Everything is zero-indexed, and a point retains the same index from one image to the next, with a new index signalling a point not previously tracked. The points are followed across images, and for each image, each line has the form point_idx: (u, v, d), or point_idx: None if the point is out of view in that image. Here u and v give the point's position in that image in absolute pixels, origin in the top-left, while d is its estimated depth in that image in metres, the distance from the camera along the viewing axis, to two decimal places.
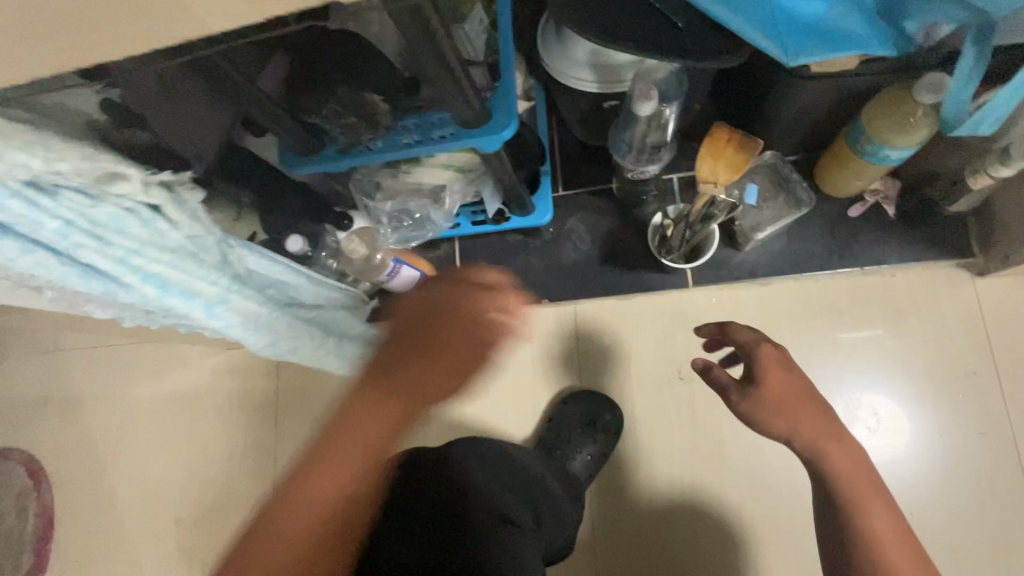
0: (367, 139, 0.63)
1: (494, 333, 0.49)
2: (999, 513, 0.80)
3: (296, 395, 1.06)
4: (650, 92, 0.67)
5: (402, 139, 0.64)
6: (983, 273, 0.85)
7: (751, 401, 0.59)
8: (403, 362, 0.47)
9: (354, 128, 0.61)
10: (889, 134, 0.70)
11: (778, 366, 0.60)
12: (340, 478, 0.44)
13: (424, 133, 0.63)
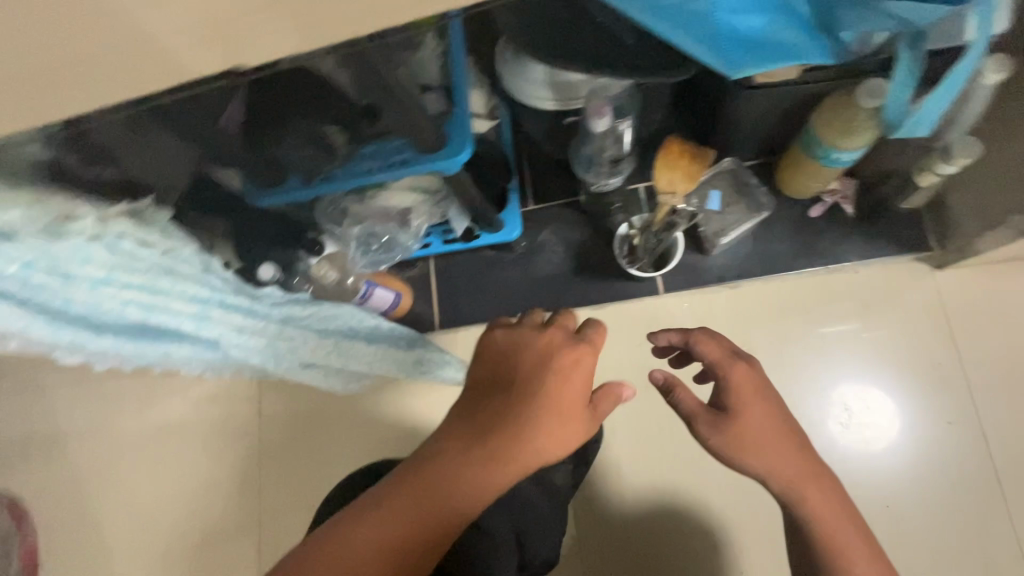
0: (330, 168, 0.65)
1: (581, 366, 0.54)
2: (972, 500, 0.81)
3: (280, 420, 1.06)
4: (603, 109, 0.69)
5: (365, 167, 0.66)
6: (942, 266, 0.87)
7: (718, 425, 0.62)
8: (491, 397, 0.53)
9: (315, 158, 0.62)
10: (837, 138, 0.73)
11: (753, 392, 0.63)
12: (427, 499, 0.50)
13: (384, 160, 0.65)
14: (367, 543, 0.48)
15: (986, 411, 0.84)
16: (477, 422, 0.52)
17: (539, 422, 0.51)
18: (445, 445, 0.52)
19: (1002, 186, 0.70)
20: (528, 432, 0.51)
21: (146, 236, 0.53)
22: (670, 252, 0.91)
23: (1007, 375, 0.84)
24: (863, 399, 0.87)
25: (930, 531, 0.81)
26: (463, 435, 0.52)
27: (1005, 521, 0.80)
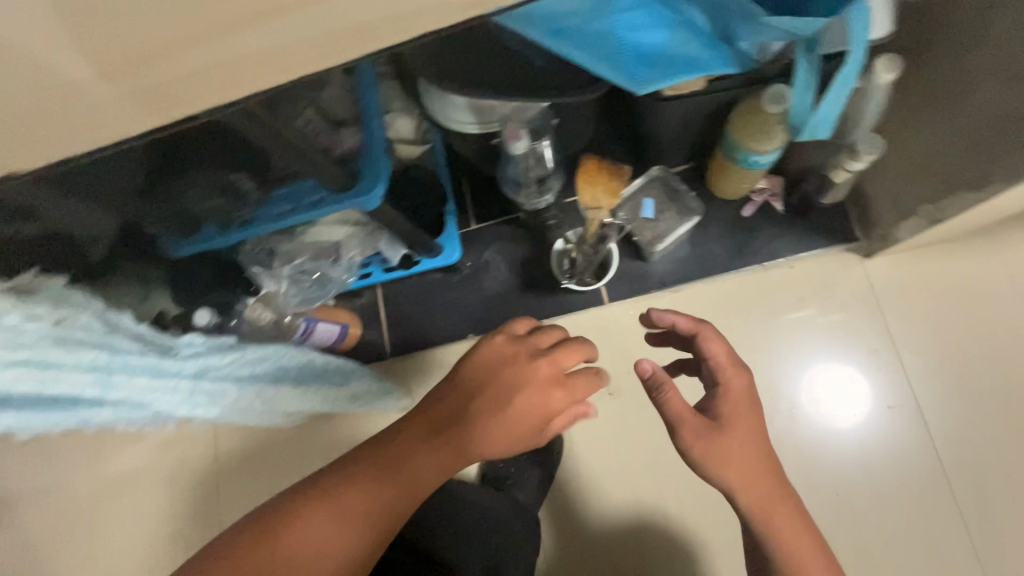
0: (240, 214, 0.63)
1: (572, 387, 0.56)
2: (919, 479, 0.84)
3: (232, 469, 1.02)
4: (519, 133, 0.69)
5: (276, 210, 0.64)
6: (870, 254, 0.90)
7: (701, 438, 0.60)
8: (467, 409, 0.55)
9: (221, 206, 0.61)
10: (754, 142, 0.74)
11: (746, 403, 0.62)
12: (376, 498, 0.52)
13: (296, 203, 0.63)
14: (314, 546, 0.50)
15: (923, 392, 0.86)
16: (432, 426, 0.55)
17: (502, 430, 0.54)
18: (399, 434, 0.56)
19: (907, 178, 0.72)
20: (483, 427, 0.54)
21: (34, 309, 0.51)
22: (608, 260, 0.92)
23: (941, 355, 0.87)
24: (814, 387, 0.88)
25: (881, 515, 0.84)
26: (426, 440, 0.54)
27: (948, 497, 0.83)
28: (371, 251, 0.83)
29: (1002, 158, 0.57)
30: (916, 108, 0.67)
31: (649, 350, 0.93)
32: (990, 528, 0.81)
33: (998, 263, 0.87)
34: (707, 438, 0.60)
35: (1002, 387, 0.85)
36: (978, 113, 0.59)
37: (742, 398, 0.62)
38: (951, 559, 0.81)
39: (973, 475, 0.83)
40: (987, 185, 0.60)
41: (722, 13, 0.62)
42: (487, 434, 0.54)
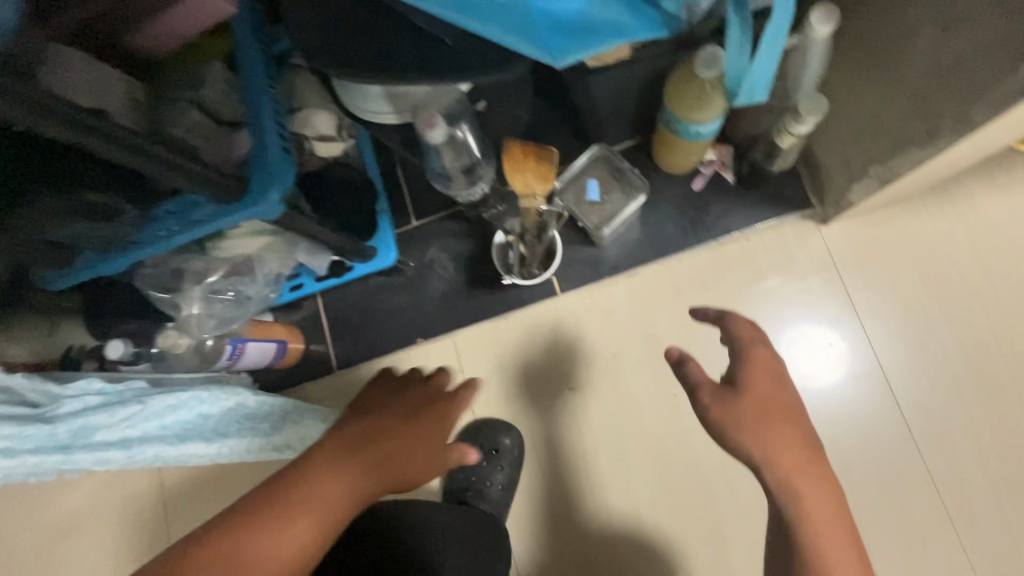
0: (120, 239, 0.56)
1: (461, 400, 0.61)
2: (896, 447, 0.81)
3: (167, 516, 0.90)
4: (434, 120, 0.63)
5: (162, 231, 0.56)
6: (826, 221, 0.86)
7: (723, 406, 0.53)
8: (383, 431, 0.52)
9: (94, 233, 0.53)
10: (692, 113, 0.69)
11: (769, 381, 0.55)
12: (291, 533, 0.44)
13: (184, 220, 0.56)
14: None
15: (889, 359, 0.83)
16: (359, 443, 0.50)
17: (418, 454, 0.52)
18: (322, 454, 0.49)
19: (856, 138, 0.68)
20: (404, 446, 0.52)
21: None
22: (552, 249, 0.87)
23: (906, 319, 0.84)
24: (799, 354, 0.84)
25: (855, 490, 0.81)
26: (352, 461, 0.48)
27: (921, 465, 0.80)
28: (292, 265, 0.78)
29: (948, 110, 0.53)
30: (856, 64, 0.63)
31: (608, 340, 0.88)
32: (965, 494, 0.79)
33: (959, 219, 0.84)
34: (728, 404, 0.53)
35: (971, 347, 0.82)
36: (919, 64, 0.54)
37: (770, 366, 0.55)
38: (927, 529, 0.79)
39: (944, 441, 0.80)
40: (935, 141, 0.55)
41: None
42: (404, 451, 0.52)
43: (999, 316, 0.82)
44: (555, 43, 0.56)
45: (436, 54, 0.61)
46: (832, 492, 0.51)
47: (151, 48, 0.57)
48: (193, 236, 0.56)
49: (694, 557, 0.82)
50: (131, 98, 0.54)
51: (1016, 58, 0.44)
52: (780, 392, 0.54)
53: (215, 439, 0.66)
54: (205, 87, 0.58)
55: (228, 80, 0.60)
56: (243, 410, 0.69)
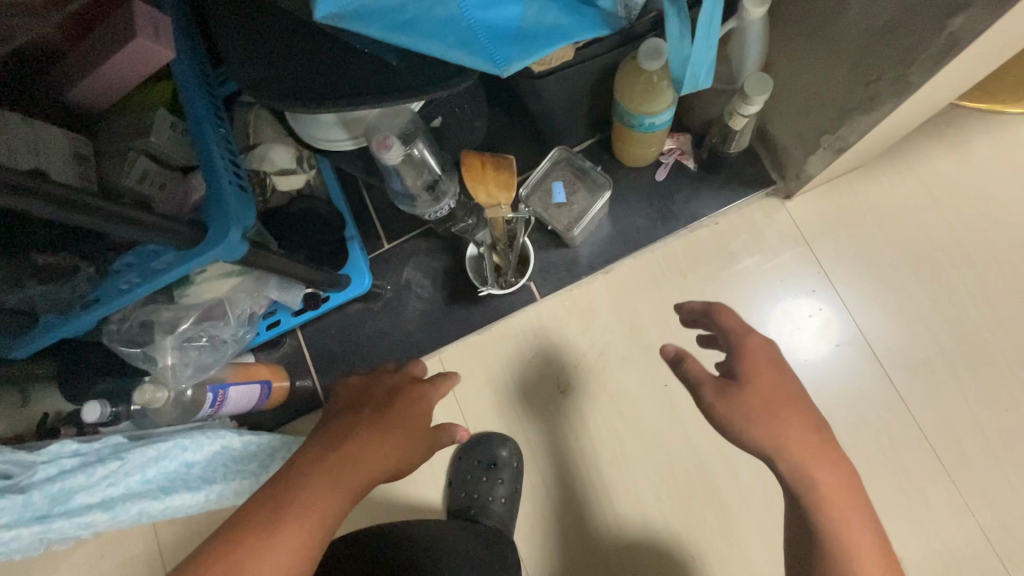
0: (79, 297, 0.54)
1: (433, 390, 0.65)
2: (885, 408, 0.82)
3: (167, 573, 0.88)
4: (388, 142, 0.63)
5: (124, 283, 0.55)
6: (790, 195, 0.87)
7: (727, 403, 0.52)
8: (357, 427, 0.55)
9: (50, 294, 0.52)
10: (644, 105, 0.70)
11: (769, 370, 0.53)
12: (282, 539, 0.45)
13: (144, 270, 0.55)
14: None
15: (868, 323, 0.84)
16: (331, 444, 0.53)
17: (394, 441, 0.55)
18: (301, 462, 0.51)
19: (805, 111, 0.69)
20: (376, 436, 0.54)
21: None
22: (525, 255, 0.87)
23: (880, 282, 0.85)
24: (782, 330, 0.85)
25: (851, 457, 0.81)
26: (328, 462, 0.50)
27: (912, 424, 0.81)
28: (266, 303, 0.77)
29: (886, 73, 0.54)
30: (794, 41, 0.64)
31: (592, 338, 0.88)
32: (958, 447, 0.80)
33: (917, 179, 0.85)
34: (729, 396, 0.52)
35: (945, 303, 0.83)
36: (853, 33, 0.55)
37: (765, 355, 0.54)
38: (926, 486, 0.79)
39: (930, 397, 0.82)
40: (878, 106, 0.57)
41: None
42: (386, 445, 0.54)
43: (967, 269, 0.83)
44: (496, 51, 0.57)
45: (382, 76, 0.61)
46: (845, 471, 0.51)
47: (93, 103, 0.56)
48: (154, 286, 0.55)
49: (703, 545, 0.81)
50: (75, 153, 0.53)
51: (940, 15, 0.45)
52: (780, 382, 0.53)
53: (203, 486, 0.65)
54: (152, 134, 0.57)
55: (176, 124, 0.59)
56: (228, 453, 0.67)
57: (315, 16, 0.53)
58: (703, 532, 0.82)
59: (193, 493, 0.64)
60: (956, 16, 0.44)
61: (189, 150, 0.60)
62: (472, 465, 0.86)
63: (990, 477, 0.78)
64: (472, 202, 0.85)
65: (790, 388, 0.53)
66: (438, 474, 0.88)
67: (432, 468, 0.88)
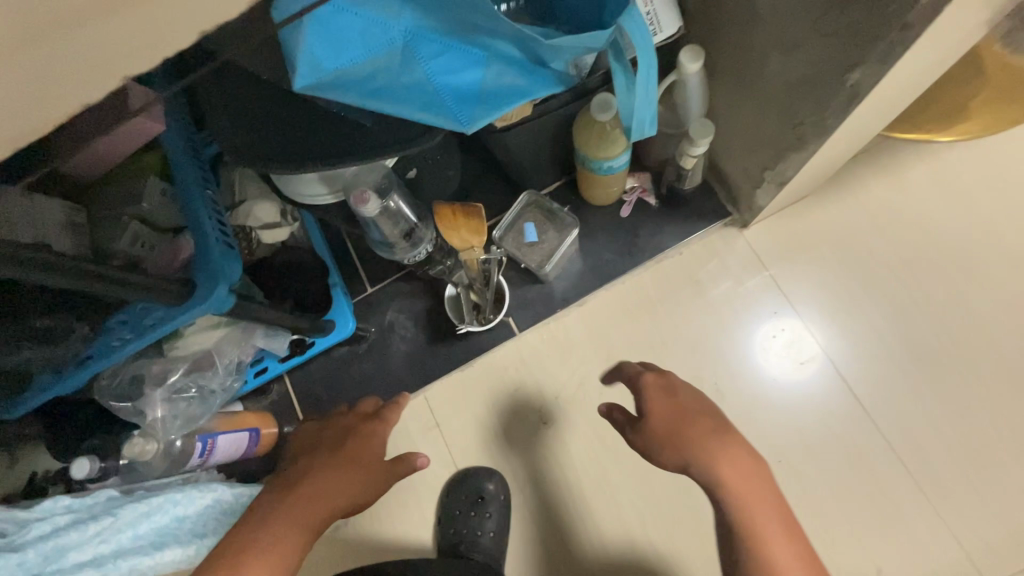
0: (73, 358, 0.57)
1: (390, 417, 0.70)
2: (849, 422, 0.87)
3: None
4: (367, 197, 0.69)
5: (114, 341, 0.58)
6: (746, 225, 0.93)
7: (642, 434, 0.58)
8: (313, 467, 0.61)
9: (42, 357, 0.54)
10: (601, 151, 0.77)
11: (659, 393, 0.60)
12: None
13: (136, 327, 0.58)
14: None
15: (828, 350, 0.89)
16: (285, 488, 0.58)
17: (350, 473, 0.61)
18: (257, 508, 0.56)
19: (747, 150, 0.75)
20: (332, 471, 0.60)
21: None
22: (501, 292, 0.91)
23: (834, 304, 0.91)
24: (749, 355, 0.90)
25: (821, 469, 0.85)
26: (285, 502, 0.55)
27: (876, 437, 0.86)
28: (253, 351, 0.80)
29: (807, 119, 0.60)
30: (730, 90, 0.71)
31: (571, 369, 0.92)
32: (921, 456, 0.84)
33: (859, 204, 0.92)
34: (641, 426, 0.59)
35: (896, 319, 0.89)
36: (778, 82, 0.62)
37: (658, 390, 0.60)
38: (894, 496, 0.83)
39: (889, 409, 0.86)
40: (806, 145, 0.63)
41: (527, 44, 0.61)
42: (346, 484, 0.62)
43: (914, 285, 0.89)
44: (461, 111, 0.64)
45: (358, 138, 0.67)
46: (752, 468, 0.55)
47: (87, 172, 0.60)
48: (143, 344, 0.58)
49: (689, 566, 0.84)
50: (70, 222, 0.57)
51: (843, 70, 0.52)
52: (672, 402, 0.59)
53: (193, 540, 0.65)
54: (144, 200, 0.62)
55: (166, 189, 0.64)
56: (218, 506, 0.69)
57: (295, 86, 0.57)
58: (689, 553, 0.84)
59: (183, 548, 0.65)
60: (855, 71, 0.50)
61: (177, 213, 0.64)
62: (459, 501, 0.87)
63: (952, 482, 0.83)
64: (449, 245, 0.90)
65: (688, 404, 0.59)
66: (428, 511, 0.89)
67: (421, 505, 0.90)
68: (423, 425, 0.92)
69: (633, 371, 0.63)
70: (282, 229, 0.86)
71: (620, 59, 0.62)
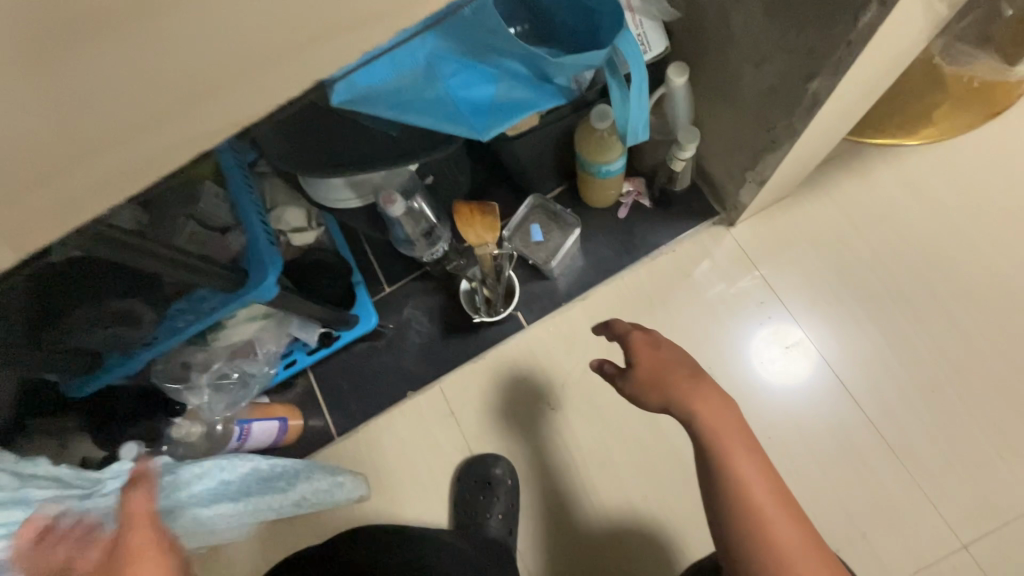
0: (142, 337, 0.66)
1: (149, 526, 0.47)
2: (831, 402, 0.94)
3: None
4: (393, 198, 0.78)
5: (178, 323, 0.68)
6: (733, 223, 1.02)
7: (632, 383, 0.67)
8: None
9: (121, 334, 0.63)
10: (599, 156, 0.86)
11: (646, 347, 0.69)
12: None
13: (198, 312, 0.68)
14: None
15: (811, 339, 0.97)
16: None
17: None
18: None
19: (730, 154, 0.85)
20: None
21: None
22: (511, 288, 1.00)
23: (814, 295, 0.99)
24: (740, 342, 0.98)
25: (806, 443, 0.93)
26: None
27: (857, 414, 0.93)
28: (287, 339, 0.88)
29: (779, 124, 0.69)
30: (713, 100, 0.80)
31: (575, 358, 0.99)
32: (898, 431, 0.92)
33: (833, 203, 1.02)
34: (631, 376, 0.67)
35: (870, 306, 0.97)
36: (752, 93, 0.71)
37: (645, 344, 0.69)
38: (876, 468, 0.91)
39: (868, 388, 0.94)
40: (779, 146, 0.72)
41: (535, 63, 0.70)
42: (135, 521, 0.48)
43: (886, 275, 0.98)
44: (477, 121, 0.72)
45: (386, 145, 0.75)
46: (725, 408, 0.63)
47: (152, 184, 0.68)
48: (206, 325, 0.69)
49: (687, 537, 0.90)
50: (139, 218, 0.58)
51: (805, 80, 0.61)
52: (656, 354, 0.68)
53: (239, 499, 0.73)
54: (200, 203, 0.70)
55: (219, 191, 0.72)
56: (256, 473, 0.77)
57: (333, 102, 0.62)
58: (688, 525, 0.91)
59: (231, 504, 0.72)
60: (814, 81, 0.60)
61: (227, 213, 0.73)
62: (475, 482, 0.94)
63: (927, 453, 0.91)
64: (462, 245, 0.98)
65: (668, 356, 0.67)
66: (444, 492, 0.96)
67: (438, 486, 0.96)
68: (439, 413, 0.99)
69: (622, 329, 0.72)
70: (310, 232, 0.94)
71: (615, 75, 0.71)
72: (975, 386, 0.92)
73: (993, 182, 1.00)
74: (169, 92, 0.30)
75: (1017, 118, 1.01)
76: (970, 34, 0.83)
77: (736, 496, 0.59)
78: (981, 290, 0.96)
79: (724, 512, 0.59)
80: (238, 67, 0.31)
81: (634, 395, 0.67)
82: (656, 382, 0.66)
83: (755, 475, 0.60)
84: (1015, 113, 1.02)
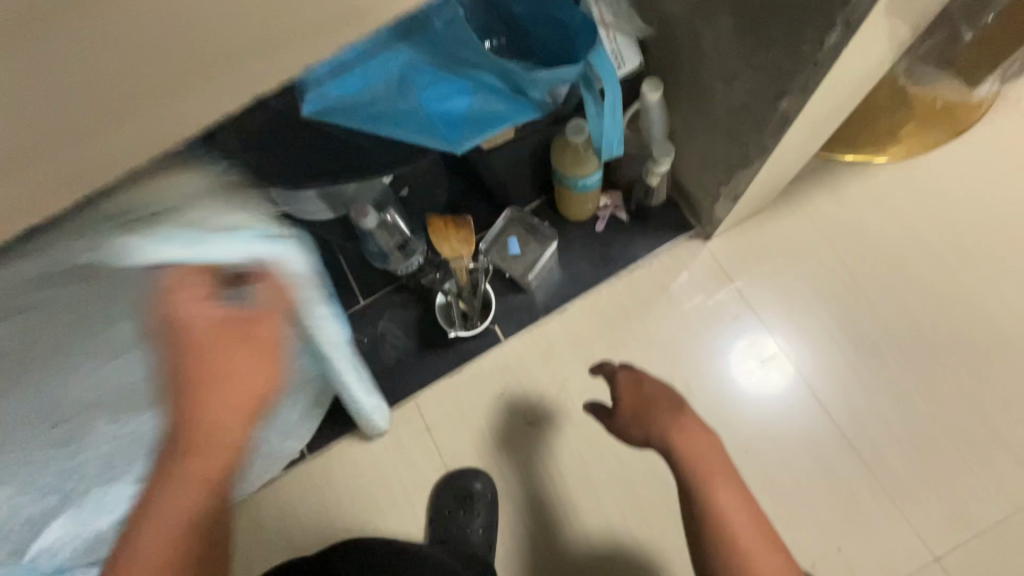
0: None
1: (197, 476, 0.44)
2: (806, 415, 0.95)
3: None
4: (365, 211, 0.76)
5: None
6: (709, 237, 1.03)
7: (615, 422, 0.69)
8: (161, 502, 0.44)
9: None
10: (575, 169, 0.86)
11: (630, 384, 0.70)
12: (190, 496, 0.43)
13: None
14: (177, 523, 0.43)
15: (783, 352, 0.98)
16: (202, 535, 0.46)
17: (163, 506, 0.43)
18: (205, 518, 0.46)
19: (705, 168, 0.85)
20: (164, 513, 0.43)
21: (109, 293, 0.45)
22: (488, 301, 0.99)
23: (786, 308, 1.00)
24: (718, 355, 0.99)
25: (782, 457, 0.93)
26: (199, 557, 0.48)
27: (832, 426, 0.94)
28: None
29: (751, 140, 0.70)
30: (687, 116, 0.81)
31: (552, 372, 0.98)
32: (871, 443, 0.93)
33: (806, 218, 1.03)
34: (615, 417, 0.69)
35: (844, 320, 0.98)
36: (724, 110, 0.72)
37: (627, 382, 0.70)
38: (848, 482, 0.91)
39: (842, 399, 0.95)
40: (751, 162, 0.73)
41: (511, 76, 0.70)
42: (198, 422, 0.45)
43: (859, 290, 0.99)
44: (453, 132, 0.71)
45: (358, 155, 0.74)
46: (705, 438, 0.65)
47: None
48: None
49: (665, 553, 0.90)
50: None
51: (775, 98, 0.62)
52: (638, 391, 0.69)
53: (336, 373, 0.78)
54: None
55: None
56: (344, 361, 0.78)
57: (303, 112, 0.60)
58: (665, 540, 0.90)
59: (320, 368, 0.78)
60: (783, 99, 0.60)
61: None
62: (449, 502, 0.91)
63: (898, 467, 0.91)
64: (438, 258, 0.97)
65: (652, 390, 0.69)
66: (418, 511, 0.94)
67: (413, 505, 0.94)
68: (414, 429, 0.97)
69: (609, 369, 0.73)
70: None
71: (590, 89, 0.71)
72: (944, 399, 0.94)
73: (959, 199, 1.02)
74: (105, 104, 0.28)
75: (980, 137, 1.04)
76: (935, 55, 0.87)
77: (717, 528, 0.60)
78: (948, 304, 0.98)
79: (708, 549, 0.60)
80: (178, 77, 0.29)
81: (619, 432, 0.69)
82: (638, 415, 0.68)
83: (735, 509, 0.61)
84: (979, 131, 1.05)
